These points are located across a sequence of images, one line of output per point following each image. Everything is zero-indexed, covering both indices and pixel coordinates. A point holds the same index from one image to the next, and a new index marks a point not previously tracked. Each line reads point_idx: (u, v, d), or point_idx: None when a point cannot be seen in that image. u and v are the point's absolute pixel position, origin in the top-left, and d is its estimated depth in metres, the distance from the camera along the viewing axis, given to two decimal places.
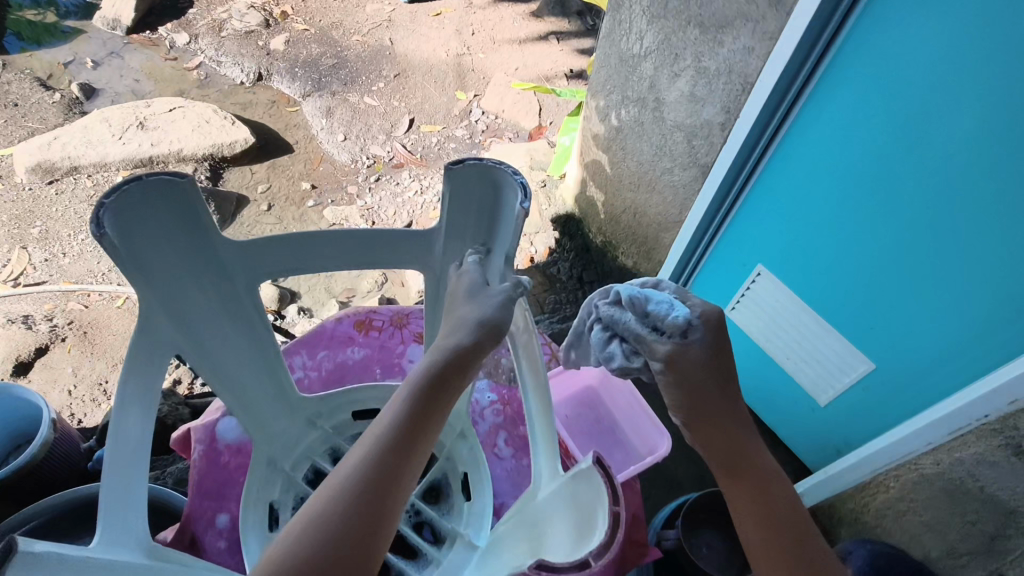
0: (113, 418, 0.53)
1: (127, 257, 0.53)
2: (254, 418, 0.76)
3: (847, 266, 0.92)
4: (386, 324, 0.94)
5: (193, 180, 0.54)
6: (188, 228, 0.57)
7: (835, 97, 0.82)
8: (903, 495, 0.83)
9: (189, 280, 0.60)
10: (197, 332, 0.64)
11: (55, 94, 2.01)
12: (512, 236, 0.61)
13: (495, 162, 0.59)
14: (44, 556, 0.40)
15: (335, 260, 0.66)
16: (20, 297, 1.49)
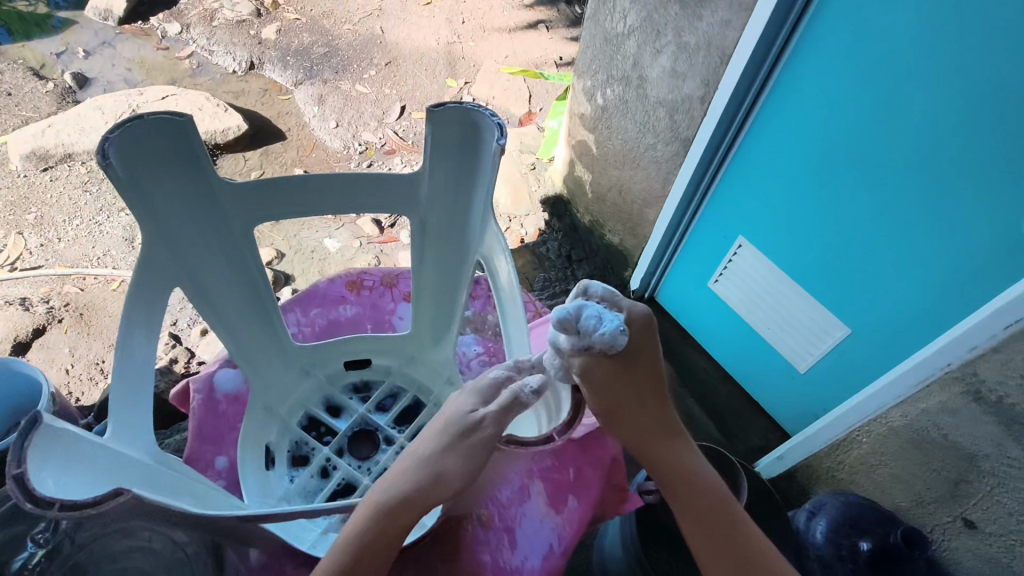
0: (118, 331, 0.59)
1: (128, 185, 0.60)
2: (251, 359, 0.81)
3: (828, 233, 0.95)
4: (377, 284, 0.97)
5: (191, 119, 0.61)
6: (187, 163, 0.64)
7: (809, 65, 0.86)
8: (874, 450, 0.87)
9: (188, 213, 0.67)
10: (196, 268, 0.71)
11: (48, 83, 2.02)
12: (490, 171, 0.66)
13: (475, 105, 0.64)
14: (59, 431, 0.47)
15: (326, 199, 0.72)
16: (16, 281, 1.51)
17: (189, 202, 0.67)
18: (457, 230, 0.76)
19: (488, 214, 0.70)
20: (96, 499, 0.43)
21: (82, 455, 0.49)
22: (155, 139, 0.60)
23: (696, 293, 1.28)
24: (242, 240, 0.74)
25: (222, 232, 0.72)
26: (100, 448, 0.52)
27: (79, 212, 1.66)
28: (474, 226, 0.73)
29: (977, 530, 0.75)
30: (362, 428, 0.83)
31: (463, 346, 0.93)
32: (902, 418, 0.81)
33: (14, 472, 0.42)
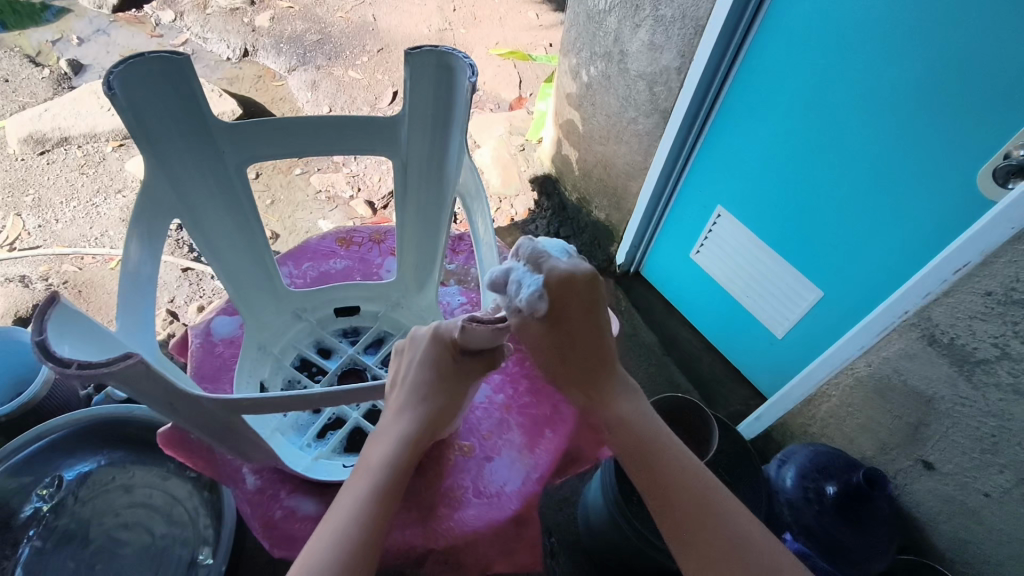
0: (125, 251, 0.64)
1: (133, 118, 0.66)
2: (242, 299, 0.86)
3: (800, 197, 0.98)
4: (366, 240, 1.02)
5: (187, 58, 0.66)
6: (185, 102, 0.69)
7: (776, 31, 0.90)
8: (842, 402, 0.91)
9: (187, 150, 0.72)
10: (194, 204, 0.76)
11: (44, 69, 2.04)
12: (462, 107, 0.71)
13: (449, 49, 0.70)
14: (75, 313, 0.52)
15: (313, 142, 0.77)
16: (16, 260, 1.54)
17: (187, 138, 0.72)
18: (436, 170, 0.81)
19: (462, 150, 0.75)
20: (107, 360, 0.47)
21: (97, 341, 0.54)
22: (153, 78, 0.65)
23: (678, 262, 1.32)
24: (236, 178, 0.78)
25: (217, 169, 0.77)
26: (107, 336, 0.56)
27: (76, 194, 1.68)
28: (450, 164, 0.79)
29: (935, 470, 0.80)
30: (351, 367, 0.87)
31: (446, 296, 0.97)
32: (866, 366, 0.85)
33: (33, 338, 0.46)
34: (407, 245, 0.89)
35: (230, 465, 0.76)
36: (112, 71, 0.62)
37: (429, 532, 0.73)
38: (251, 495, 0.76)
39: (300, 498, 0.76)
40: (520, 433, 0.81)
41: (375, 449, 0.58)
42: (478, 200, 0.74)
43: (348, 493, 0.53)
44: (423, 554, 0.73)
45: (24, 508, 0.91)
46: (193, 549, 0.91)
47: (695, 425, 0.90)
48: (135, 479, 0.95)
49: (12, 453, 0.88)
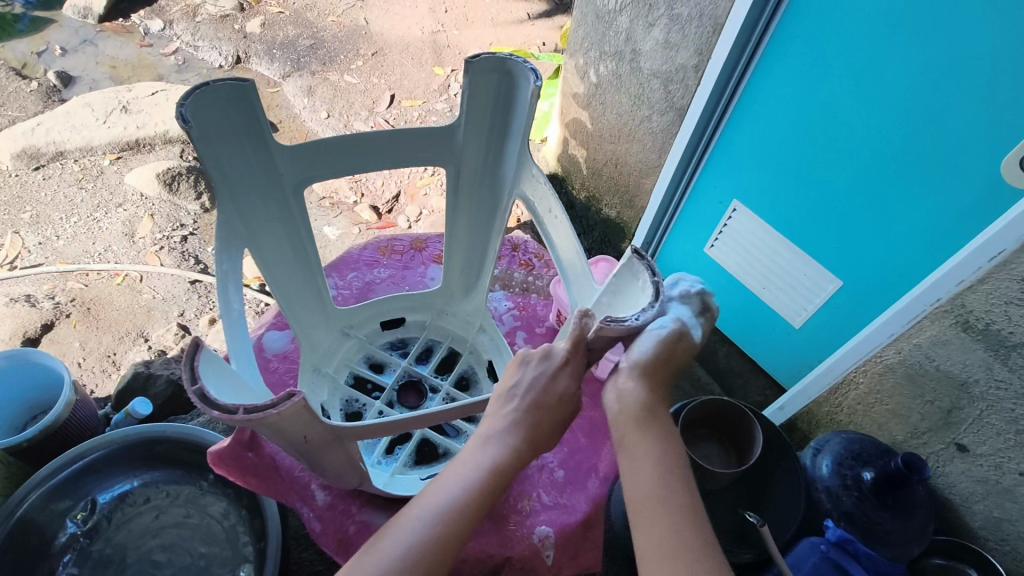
0: (218, 280, 0.64)
1: (203, 145, 0.65)
2: (296, 317, 0.85)
3: (820, 191, 1.00)
4: (407, 248, 1.07)
5: (253, 84, 0.66)
6: (248, 129, 0.69)
7: (795, 30, 0.92)
8: (872, 389, 0.93)
9: (252, 173, 0.72)
10: (258, 231, 0.76)
11: (31, 82, 2.00)
12: (526, 113, 0.73)
13: (509, 54, 0.71)
14: (211, 353, 0.54)
15: (367, 158, 0.78)
16: (18, 279, 1.51)
17: (250, 166, 0.72)
18: (490, 175, 0.84)
19: (525, 155, 0.77)
20: (269, 403, 0.50)
21: (229, 377, 0.57)
22: (223, 103, 0.65)
23: (691, 259, 1.33)
24: (293, 200, 0.78)
25: (276, 194, 0.76)
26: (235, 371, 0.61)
27: (76, 209, 1.66)
28: (508, 169, 0.81)
29: (969, 452, 0.82)
30: (407, 379, 0.87)
31: (494, 302, 1.02)
32: (896, 354, 0.87)
33: (194, 389, 0.49)
34: (456, 250, 0.91)
35: (300, 483, 0.81)
36: (184, 102, 0.61)
37: (505, 540, 0.77)
38: (323, 512, 0.80)
39: (372, 513, 0.80)
40: (583, 437, 0.87)
41: (480, 452, 0.59)
42: (544, 196, 0.76)
43: (440, 491, 0.56)
44: (500, 563, 0.77)
45: (60, 535, 0.90)
46: (235, 568, 0.90)
47: (736, 427, 0.91)
48: (170, 500, 0.94)
49: (51, 476, 0.89)
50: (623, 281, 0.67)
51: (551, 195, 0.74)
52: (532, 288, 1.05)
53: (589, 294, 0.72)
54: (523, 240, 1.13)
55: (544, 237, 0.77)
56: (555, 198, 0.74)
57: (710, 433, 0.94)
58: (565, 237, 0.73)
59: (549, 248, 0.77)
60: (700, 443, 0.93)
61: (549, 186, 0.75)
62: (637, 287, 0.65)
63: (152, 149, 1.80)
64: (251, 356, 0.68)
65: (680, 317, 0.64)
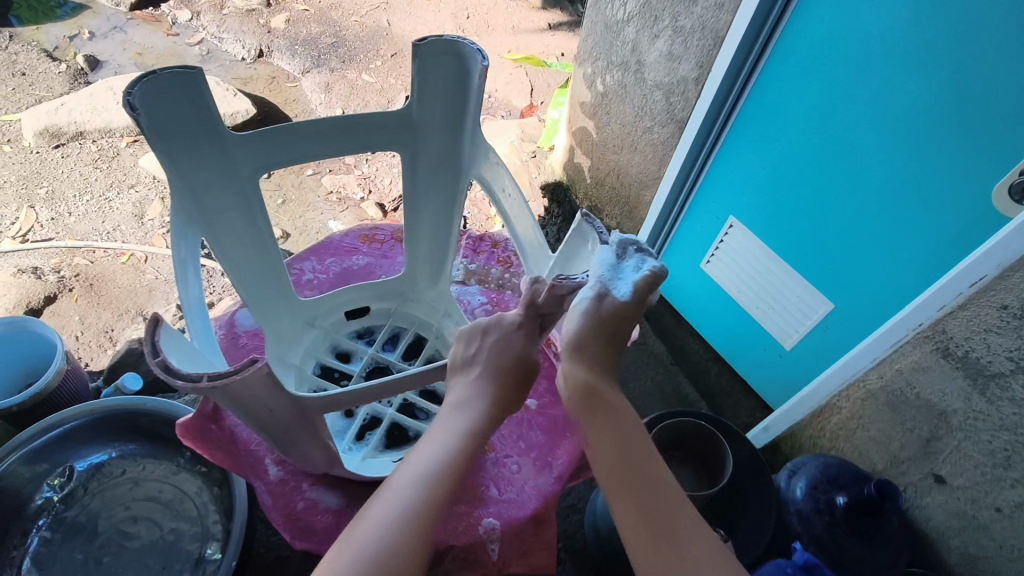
0: (176, 266, 0.66)
1: (154, 134, 0.67)
2: (259, 309, 0.87)
3: (814, 212, 0.99)
4: (388, 238, 1.08)
5: (200, 71, 0.67)
6: (201, 119, 0.70)
7: (795, 47, 0.91)
8: (853, 415, 0.92)
9: (208, 168, 0.74)
10: (214, 219, 0.77)
11: (60, 64, 2.06)
12: (477, 93, 0.77)
13: (456, 38, 0.73)
14: (169, 327, 0.55)
15: (326, 144, 0.80)
16: (28, 252, 1.55)
17: (205, 154, 0.73)
18: (449, 156, 0.86)
19: (478, 136, 0.81)
20: (231, 369, 0.51)
21: (190, 353, 0.58)
22: (173, 91, 0.66)
23: (685, 275, 1.32)
24: (250, 189, 0.80)
25: (234, 183, 0.78)
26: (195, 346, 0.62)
27: (90, 188, 1.70)
28: (465, 147, 0.84)
29: (946, 485, 0.81)
30: (374, 366, 0.90)
31: (468, 296, 1.02)
32: (879, 379, 0.86)
33: (156, 360, 0.50)
34: (421, 235, 0.94)
35: (254, 457, 0.82)
36: (131, 93, 0.63)
37: (450, 529, 0.78)
38: (274, 486, 0.80)
39: (321, 492, 0.81)
40: (542, 433, 0.86)
41: (452, 419, 0.62)
42: (499, 179, 0.80)
43: (428, 442, 0.59)
44: (444, 550, 0.78)
45: (36, 498, 0.92)
46: (201, 545, 0.91)
47: (704, 446, 0.90)
48: (146, 473, 0.96)
49: (28, 442, 0.89)
50: (573, 247, 0.73)
51: (508, 179, 0.78)
52: (507, 285, 1.05)
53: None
54: (503, 237, 1.11)
55: (516, 244, 0.82)
56: (510, 179, 0.78)
57: (678, 453, 0.93)
58: (534, 241, 0.78)
59: (507, 225, 0.82)
60: (671, 464, 0.93)
61: (503, 166, 0.79)
62: (588, 251, 0.70)
63: None
64: (209, 334, 0.70)
65: (601, 277, 0.64)
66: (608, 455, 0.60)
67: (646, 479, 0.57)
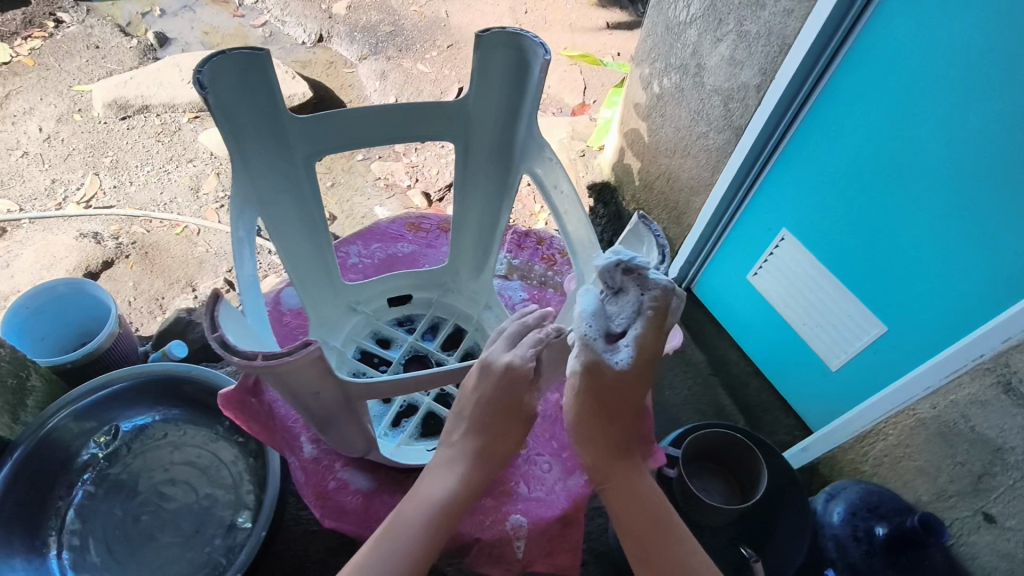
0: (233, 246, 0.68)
1: (220, 115, 0.69)
2: (306, 289, 0.89)
3: (871, 232, 0.96)
4: (434, 228, 1.09)
5: (266, 54, 0.68)
6: (263, 100, 0.72)
7: (863, 62, 0.88)
8: (900, 443, 0.89)
9: (266, 148, 0.75)
10: (269, 200, 0.79)
11: (131, 39, 2.14)
12: (535, 88, 0.75)
13: (518, 30, 0.72)
14: (227, 303, 0.56)
15: (380, 131, 0.81)
16: (90, 217, 1.61)
17: (263, 135, 0.75)
18: (502, 150, 0.86)
19: (532, 130, 0.80)
20: (288, 350, 0.52)
21: (243, 330, 0.60)
22: (240, 71, 0.68)
23: (730, 286, 1.29)
24: (304, 172, 0.81)
25: (288, 165, 0.79)
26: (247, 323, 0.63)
27: (151, 160, 1.76)
28: (518, 141, 0.83)
29: (996, 525, 0.76)
30: (413, 355, 0.90)
31: (509, 291, 1.02)
32: (931, 409, 0.84)
33: (215, 336, 0.51)
34: (466, 226, 0.94)
35: (291, 434, 0.84)
36: (201, 69, 0.64)
37: (477, 522, 0.78)
38: (307, 464, 0.82)
39: (353, 473, 0.82)
40: None
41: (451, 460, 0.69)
42: (552, 173, 0.79)
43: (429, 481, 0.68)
44: (469, 542, 0.79)
45: (82, 454, 0.96)
46: (234, 512, 0.94)
47: (738, 462, 0.88)
48: (186, 438, 0.99)
49: (80, 400, 0.92)
50: (627, 249, 0.71)
51: (561, 175, 0.77)
52: (551, 283, 1.05)
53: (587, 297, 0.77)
54: (549, 234, 1.11)
55: (562, 242, 0.80)
56: (563, 175, 0.77)
57: (709, 466, 0.92)
58: (582, 237, 0.77)
59: (556, 222, 0.81)
60: (702, 475, 0.91)
61: (557, 162, 0.78)
62: (642, 249, 0.70)
63: None
64: (261, 313, 0.71)
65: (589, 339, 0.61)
66: (622, 515, 0.69)
67: (659, 534, 0.67)
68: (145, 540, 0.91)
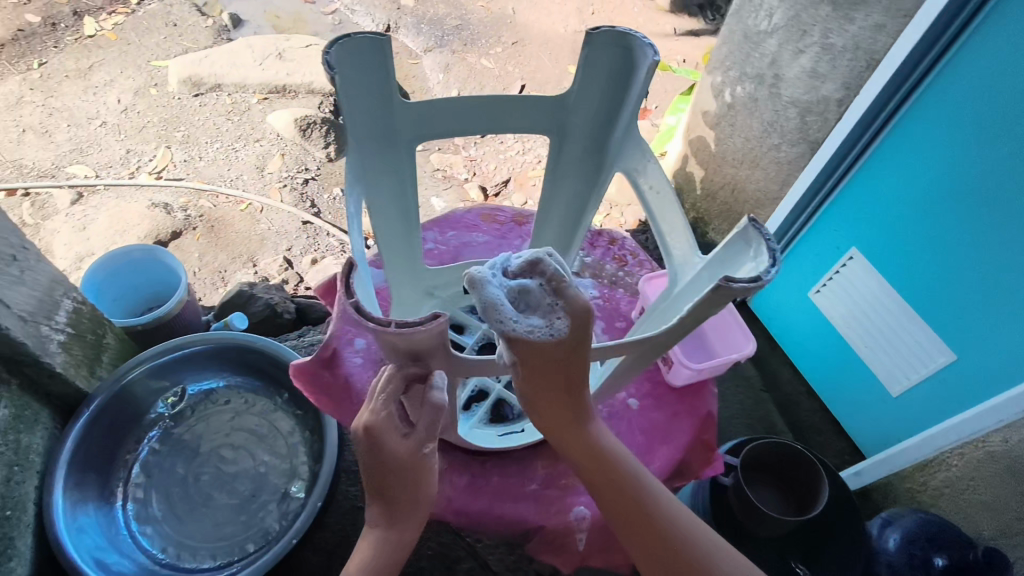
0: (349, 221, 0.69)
1: (342, 97, 0.71)
2: (394, 272, 0.90)
3: (944, 257, 0.93)
4: (508, 220, 1.10)
5: (386, 40, 0.70)
6: (377, 86, 0.74)
7: (953, 84, 0.86)
8: (965, 474, 0.87)
9: (376, 132, 0.77)
10: (375, 184, 0.80)
11: (208, 19, 2.21)
12: (638, 88, 0.75)
13: (626, 30, 0.73)
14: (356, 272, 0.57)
15: (479, 122, 0.83)
16: (161, 188, 1.68)
17: (375, 120, 0.77)
18: (594, 149, 0.87)
19: (632, 130, 0.80)
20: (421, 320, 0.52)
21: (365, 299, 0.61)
22: (362, 56, 0.70)
23: (788, 301, 1.27)
24: (405, 159, 0.83)
25: (393, 150, 0.81)
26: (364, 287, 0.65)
27: (220, 137, 1.82)
28: (612, 141, 0.84)
29: None
30: (487, 342, 0.94)
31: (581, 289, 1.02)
32: (1002, 443, 0.81)
33: (350, 301, 0.53)
34: (551, 219, 0.96)
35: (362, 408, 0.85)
36: (329, 51, 0.66)
37: (543, 509, 0.80)
38: None
39: None
40: (640, 434, 0.85)
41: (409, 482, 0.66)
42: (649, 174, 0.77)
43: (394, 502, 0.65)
44: (532, 529, 0.80)
45: (150, 411, 0.99)
46: (288, 481, 0.96)
47: (797, 474, 0.88)
48: (247, 407, 1.02)
49: (156, 358, 0.96)
50: (732, 251, 0.62)
51: (660, 176, 0.74)
52: (621, 283, 1.05)
53: (683, 301, 0.70)
54: (621, 235, 1.11)
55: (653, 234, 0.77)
56: (662, 176, 0.75)
57: (764, 476, 0.92)
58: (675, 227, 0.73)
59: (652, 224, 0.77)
60: (758, 486, 0.92)
61: (653, 162, 0.77)
62: (747, 257, 0.60)
63: (296, 96, 1.94)
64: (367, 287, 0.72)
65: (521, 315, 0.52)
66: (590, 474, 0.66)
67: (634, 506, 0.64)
68: (203, 499, 0.95)
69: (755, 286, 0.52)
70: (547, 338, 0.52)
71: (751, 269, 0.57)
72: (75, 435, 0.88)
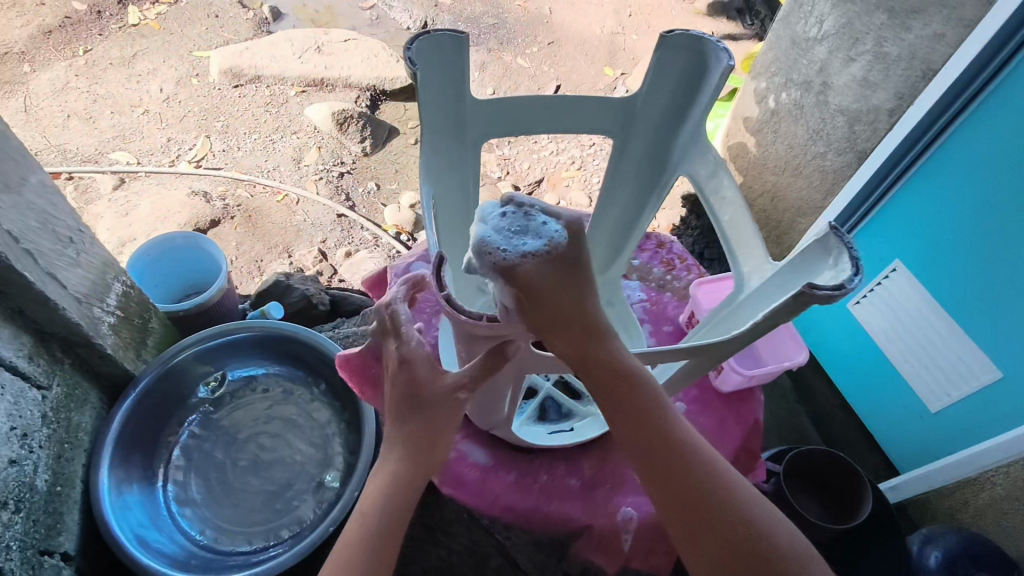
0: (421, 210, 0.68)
1: (420, 92, 0.72)
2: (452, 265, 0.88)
3: (993, 273, 0.91)
4: None
5: (466, 39, 0.72)
6: (452, 81, 0.75)
7: (1012, 98, 0.84)
8: (1009, 495, 0.86)
9: (444, 125, 0.78)
10: (439, 176, 0.81)
11: (248, 11, 2.24)
12: (710, 92, 0.75)
13: (703, 35, 0.73)
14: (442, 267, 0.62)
15: (542, 120, 0.83)
16: (200, 177, 1.70)
17: (444, 113, 0.77)
18: (655, 150, 0.86)
19: (698, 133, 0.79)
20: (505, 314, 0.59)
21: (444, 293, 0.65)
22: (441, 52, 0.72)
23: (826, 312, 1.25)
24: (468, 152, 0.83)
25: (457, 145, 0.81)
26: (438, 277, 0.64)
27: (259, 128, 1.84)
28: (677, 144, 0.83)
29: None
30: None
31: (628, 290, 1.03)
32: None
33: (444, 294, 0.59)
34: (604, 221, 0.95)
35: None
36: (412, 47, 0.69)
37: (590, 509, 0.80)
38: None
39: (472, 446, 0.83)
40: None
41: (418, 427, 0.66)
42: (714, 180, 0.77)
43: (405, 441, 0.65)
44: (580, 528, 0.81)
45: (194, 394, 1.01)
46: (322, 471, 0.97)
47: (839, 485, 0.93)
48: (285, 396, 1.04)
49: (203, 342, 0.98)
50: (810, 259, 0.62)
51: (730, 182, 0.74)
52: (669, 287, 1.05)
53: (747, 308, 0.70)
54: (669, 238, 1.10)
55: (720, 242, 0.77)
56: (728, 179, 0.75)
57: (803, 485, 0.96)
58: (744, 236, 0.73)
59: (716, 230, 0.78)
60: (798, 494, 0.95)
61: (720, 165, 0.77)
62: (826, 265, 0.59)
63: (334, 90, 1.96)
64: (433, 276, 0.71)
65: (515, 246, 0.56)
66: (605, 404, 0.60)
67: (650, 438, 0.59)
68: (240, 484, 0.96)
69: (839, 295, 0.52)
70: (542, 251, 0.55)
71: (831, 278, 0.56)
72: (122, 415, 0.90)
